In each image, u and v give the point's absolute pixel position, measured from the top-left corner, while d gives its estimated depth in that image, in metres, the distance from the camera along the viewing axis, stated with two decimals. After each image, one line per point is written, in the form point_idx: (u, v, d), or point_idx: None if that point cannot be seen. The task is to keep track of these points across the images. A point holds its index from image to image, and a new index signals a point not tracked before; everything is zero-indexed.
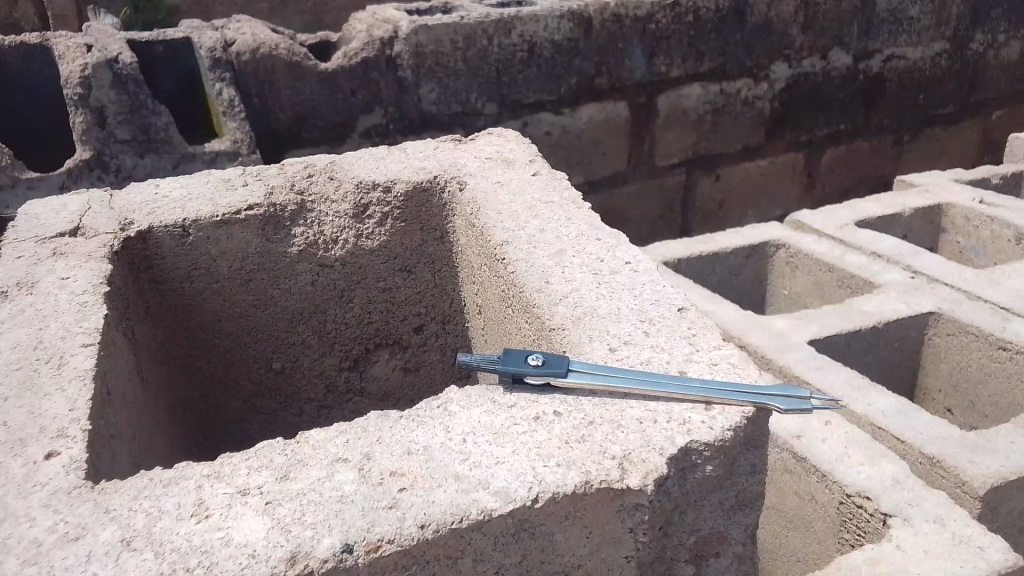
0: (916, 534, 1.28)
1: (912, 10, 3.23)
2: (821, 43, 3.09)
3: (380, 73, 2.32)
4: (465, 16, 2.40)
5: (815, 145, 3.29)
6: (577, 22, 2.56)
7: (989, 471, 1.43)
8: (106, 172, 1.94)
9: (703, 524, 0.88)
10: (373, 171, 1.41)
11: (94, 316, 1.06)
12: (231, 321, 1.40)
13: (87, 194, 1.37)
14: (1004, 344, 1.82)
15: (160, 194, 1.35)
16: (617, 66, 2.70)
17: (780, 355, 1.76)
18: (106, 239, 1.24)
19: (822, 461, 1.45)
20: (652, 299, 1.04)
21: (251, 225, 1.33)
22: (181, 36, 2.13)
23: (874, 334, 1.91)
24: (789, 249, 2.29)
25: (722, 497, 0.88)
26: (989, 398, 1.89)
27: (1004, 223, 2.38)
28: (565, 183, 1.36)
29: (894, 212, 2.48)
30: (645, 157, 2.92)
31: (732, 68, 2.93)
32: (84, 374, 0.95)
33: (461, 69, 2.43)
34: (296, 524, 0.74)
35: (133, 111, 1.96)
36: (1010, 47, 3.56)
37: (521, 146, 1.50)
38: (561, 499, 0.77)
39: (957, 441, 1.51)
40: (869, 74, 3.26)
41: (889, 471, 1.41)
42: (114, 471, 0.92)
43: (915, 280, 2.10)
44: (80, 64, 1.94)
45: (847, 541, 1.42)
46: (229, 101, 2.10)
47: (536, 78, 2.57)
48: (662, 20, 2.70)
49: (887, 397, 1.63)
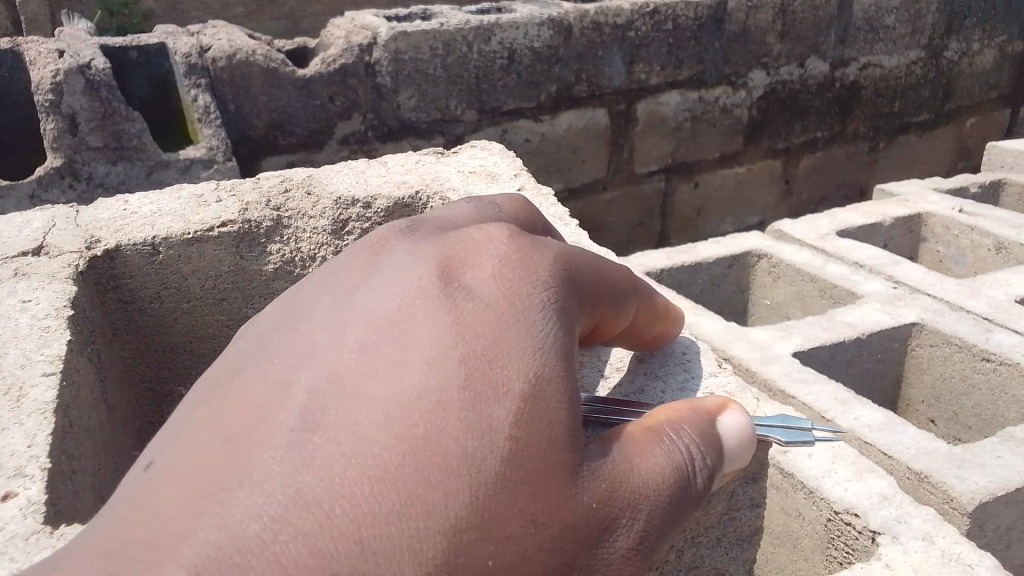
0: (905, 552, 1.24)
1: (889, 18, 3.23)
2: (798, 50, 3.08)
3: (358, 79, 2.27)
4: (444, 23, 2.36)
5: (792, 153, 3.29)
6: (556, 29, 2.52)
7: (977, 487, 1.41)
8: (78, 180, 1.89)
9: (702, 562, 0.90)
10: (352, 186, 1.37)
11: (55, 342, 1.00)
12: (204, 342, 1.34)
13: (50, 211, 1.32)
14: (987, 356, 1.81)
15: (129, 210, 1.30)
16: (596, 74, 2.66)
17: (765, 368, 1.74)
18: (71, 259, 1.19)
19: (809, 478, 1.39)
20: None
21: (225, 243, 1.28)
22: (155, 41, 2.06)
23: (858, 345, 1.88)
24: (772, 258, 2.26)
25: (721, 534, 0.90)
26: (972, 409, 1.87)
27: (983, 232, 2.37)
28: (548, 199, 1.32)
29: (874, 222, 2.47)
30: (625, 165, 2.90)
31: (710, 75, 2.92)
32: (44, 407, 0.90)
33: (440, 76, 2.39)
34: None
35: (106, 117, 1.89)
36: (984, 55, 3.58)
37: (504, 160, 1.47)
38: None
39: (944, 456, 1.49)
40: (845, 82, 3.26)
41: (877, 487, 1.36)
42: (80, 509, 0.87)
43: (897, 290, 2.09)
44: (50, 70, 1.85)
45: (835, 559, 1.37)
46: (205, 108, 2.04)
47: (515, 85, 2.54)
48: (641, 27, 2.67)
49: (872, 410, 1.61)
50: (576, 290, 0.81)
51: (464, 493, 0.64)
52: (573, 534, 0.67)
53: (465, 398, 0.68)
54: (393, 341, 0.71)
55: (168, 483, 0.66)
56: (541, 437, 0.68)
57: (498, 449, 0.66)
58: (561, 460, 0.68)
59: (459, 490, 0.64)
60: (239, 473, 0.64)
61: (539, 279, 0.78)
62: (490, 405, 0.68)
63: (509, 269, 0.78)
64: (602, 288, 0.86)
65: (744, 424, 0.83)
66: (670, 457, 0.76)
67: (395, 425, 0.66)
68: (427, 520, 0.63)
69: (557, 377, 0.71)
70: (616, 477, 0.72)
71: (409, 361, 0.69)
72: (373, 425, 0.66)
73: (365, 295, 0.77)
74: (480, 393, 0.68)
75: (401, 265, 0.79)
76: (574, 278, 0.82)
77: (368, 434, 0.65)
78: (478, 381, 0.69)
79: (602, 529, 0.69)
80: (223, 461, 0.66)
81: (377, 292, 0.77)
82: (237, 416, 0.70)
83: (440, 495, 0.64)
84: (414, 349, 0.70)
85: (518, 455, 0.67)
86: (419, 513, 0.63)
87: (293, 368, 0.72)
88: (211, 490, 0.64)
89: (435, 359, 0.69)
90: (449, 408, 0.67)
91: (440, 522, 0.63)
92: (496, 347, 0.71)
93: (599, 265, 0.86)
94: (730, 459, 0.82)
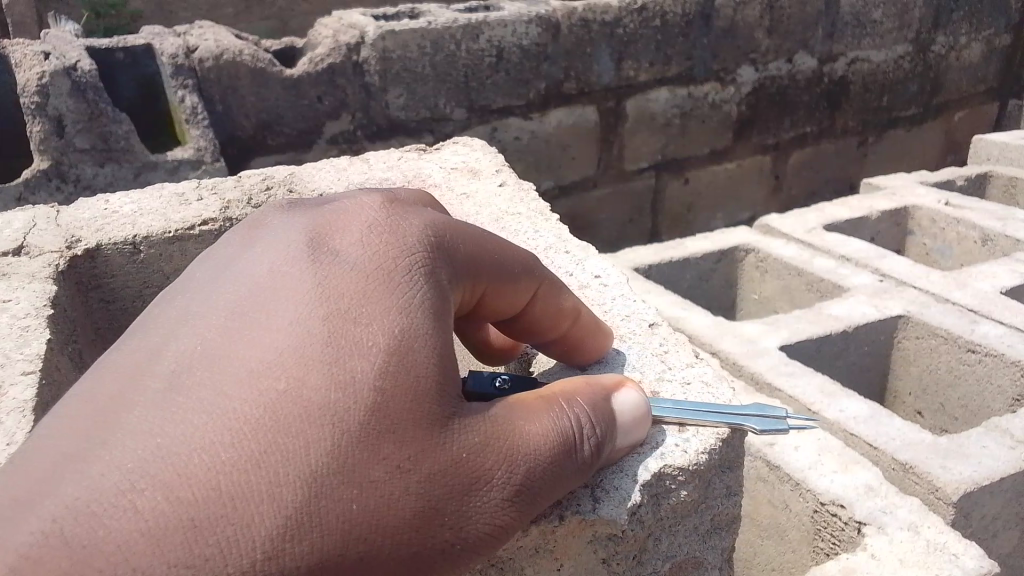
0: (891, 542, 1.25)
1: (876, 13, 3.25)
2: (786, 46, 3.09)
3: (346, 79, 2.26)
4: (432, 21, 2.36)
5: (781, 148, 3.30)
6: (544, 26, 2.52)
7: (962, 477, 1.42)
8: (65, 182, 1.87)
9: (678, 550, 0.90)
10: (334, 183, 1.37)
11: (35, 342, 1.00)
12: None
13: (31, 211, 1.31)
14: (973, 347, 1.82)
15: (110, 210, 1.29)
16: (585, 71, 2.67)
17: (751, 362, 1.75)
18: (52, 258, 1.18)
19: (795, 469, 1.41)
20: (622, 315, 1.05)
21: (206, 241, 1.28)
22: (142, 42, 2.05)
23: (845, 338, 1.89)
24: (759, 253, 2.27)
25: (698, 521, 0.90)
26: (959, 400, 1.88)
27: (969, 225, 2.39)
28: (531, 194, 1.33)
29: (861, 215, 2.48)
30: (615, 161, 2.90)
31: (698, 72, 2.92)
32: (23, 406, 0.90)
33: (428, 74, 2.39)
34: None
35: (92, 119, 1.88)
36: (971, 49, 3.60)
37: (487, 156, 1.47)
38: (531, 532, 0.79)
39: (930, 446, 1.50)
40: (833, 77, 3.28)
41: (862, 479, 1.38)
42: None
43: (884, 282, 2.10)
44: (36, 72, 1.85)
45: (821, 550, 1.38)
46: (193, 108, 2.04)
47: (503, 83, 2.54)
48: (630, 24, 2.67)
49: (858, 403, 1.62)
50: (457, 259, 0.82)
51: (324, 444, 0.66)
52: (436, 484, 0.70)
53: (326, 355, 0.69)
54: (263, 305, 0.73)
55: (39, 447, 0.67)
56: (403, 392, 0.70)
57: (357, 405, 0.68)
58: (423, 414, 0.71)
59: (317, 442, 0.66)
60: (106, 434, 0.65)
61: (412, 244, 0.80)
62: (352, 362, 0.70)
63: (384, 237, 0.80)
64: (503, 268, 0.86)
65: (640, 399, 0.83)
66: (550, 418, 0.77)
67: (256, 380, 0.67)
68: (285, 468, 0.65)
69: (421, 337, 0.73)
70: (484, 431, 0.73)
71: (274, 326, 0.71)
72: (234, 382, 0.67)
73: (239, 266, 0.78)
74: (342, 351, 0.70)
75: (278, 237, 0.81)
76: (452, 246, 0.83)
77: (230, 389, 0.67)
78: (339, 340, 0.71)
79: (467, 482, 0.71)
80: (91, 423, 0.67)
81: (252, 263, 0.78)
82: (109, 382, 0.70)
83: (297, 446, 0.65)
84: (282, 314, 0.72)
85: (378, 409, 0.69)
86: (279, 460, 0.65)
87: (163, 336, 0.73)
88: (77, 450, 0.65)
89: (301, 320, 0.71)
90: (312, 365, 0.69)
91: (299, 471, 0.65)
92: (359, 309, 0.73)
93: (499, 243, 0.86)
94: (625, 431, 0.82)
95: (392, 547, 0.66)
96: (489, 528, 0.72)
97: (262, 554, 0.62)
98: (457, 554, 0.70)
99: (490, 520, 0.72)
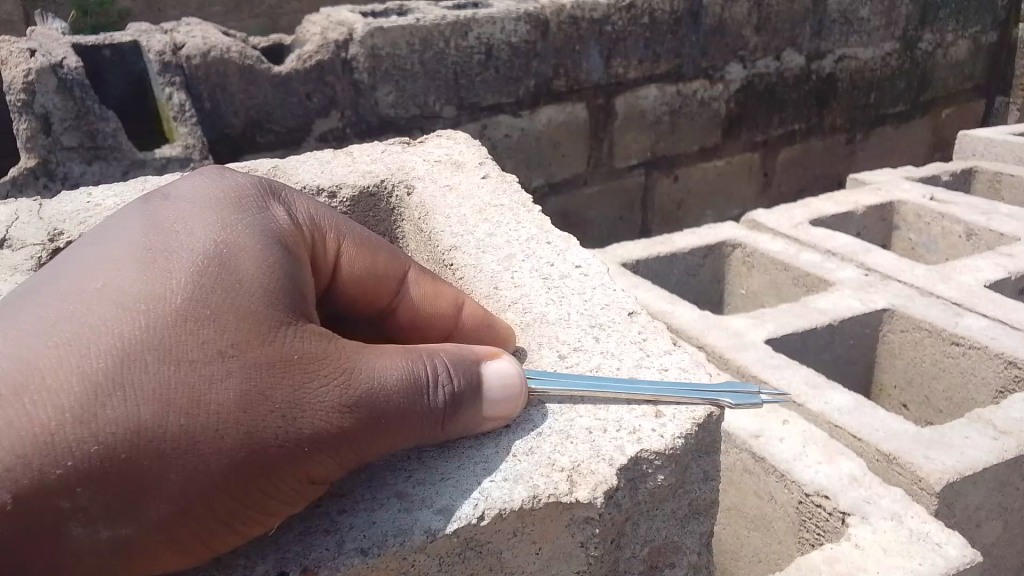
0: (874, 532, 1.26)
1: (863, 11, 3.27)
2: (775, 44, 3.11)
3: (336, 76, 2.27)
4: (422, 18, 2.36)
5: (770, 145, 3.32)
6: (534, 24, 2.53)
7: (945, 467, 1.43)
8: (53, 179, 1.87)
9: (656, 535, 0.93)
10: (318, 176, 1.37)
11: None
12: None
13: (14, 205, 1.31)
14: (957, 339, 1.83)
15: (93, 204, 1.29)
16: (574, 69, 2.68)
17: (737, 355, 1.76)
18: (35, 251, 1.18)
19: (780, 461, 1.42)
20: (603, 304, 1.05)
21: None
22: (129, 39, 2.03)
23: (830, 332, 1.91)
24: (746, 248, 2.29)
25: (676, 506, 0.93)
26: (943, 393, 1.89)
27: (954, 219, 2.41)
28: (514, 187, 1.33)
29: (847, 210, 2.50)
30: (605, 158, 2.91)
31: (687, 69, 2.94)
32: None
33: (418, 71, 2.39)
34: (241, 557, 0.75)
35: (80, 116, 1.88)
36: (957, 46, 3.64)
37: (471, 149, 1.48)
38: (508, 514, 0.79)
39: (913, 437, 1.51)
40: (821, 74, 3.30)
41: (846, 469, 1.39)
42: None
43: (869, 276, 2.12)
44: (23, 70, 1.84)
45: (806, 540, 1.39)
46: (180, 106, 2.04)
47: (493, 80, 2.54)
48: (619, 21, 2.69)
49: (843, 395, 1.63)
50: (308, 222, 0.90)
51: (142, 324, 0.70)
52: (261, 372, 0.72)
53: (151, 259, 0.74)
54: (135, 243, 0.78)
55: None
56: (230, 292, 0.74)
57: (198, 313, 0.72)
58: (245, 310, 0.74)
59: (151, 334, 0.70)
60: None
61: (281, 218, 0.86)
62: (176, 264, 0.74)
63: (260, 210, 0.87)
64: (359, 249, 0.94)
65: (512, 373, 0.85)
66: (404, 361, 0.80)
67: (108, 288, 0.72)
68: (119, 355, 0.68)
69: (252, 251, 0.78)
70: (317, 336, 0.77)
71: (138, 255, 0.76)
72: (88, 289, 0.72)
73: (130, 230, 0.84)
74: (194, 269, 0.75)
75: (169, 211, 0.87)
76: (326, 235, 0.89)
77: (67, 287, 0.72)
78: (172, 252, 0.76)
79: (295, 377, 0.73)
80: None
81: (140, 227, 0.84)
82: None
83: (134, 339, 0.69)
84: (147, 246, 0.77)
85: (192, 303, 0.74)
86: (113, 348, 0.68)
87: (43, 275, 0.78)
88: None
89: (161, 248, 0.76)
90: (139, 268, 0.74)
91: (114, 344, 0.68)
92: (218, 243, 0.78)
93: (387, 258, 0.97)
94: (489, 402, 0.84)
95: (213, 422, 0.68)
96: (324, 417, 0.73)
97: (75, 417, 0.64)
98: (291, 440, 0.71)
99: (325, 411, 0.73)
